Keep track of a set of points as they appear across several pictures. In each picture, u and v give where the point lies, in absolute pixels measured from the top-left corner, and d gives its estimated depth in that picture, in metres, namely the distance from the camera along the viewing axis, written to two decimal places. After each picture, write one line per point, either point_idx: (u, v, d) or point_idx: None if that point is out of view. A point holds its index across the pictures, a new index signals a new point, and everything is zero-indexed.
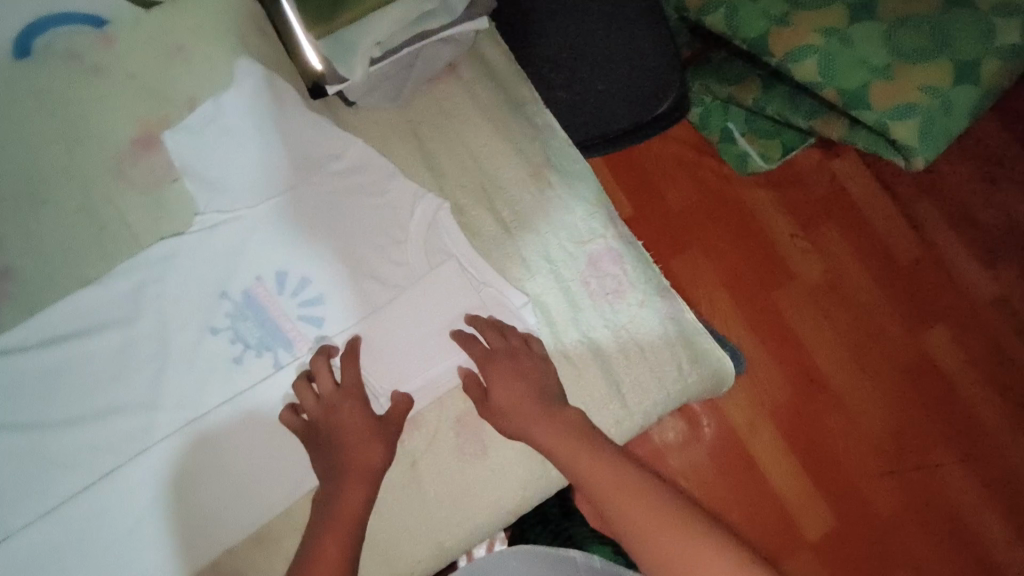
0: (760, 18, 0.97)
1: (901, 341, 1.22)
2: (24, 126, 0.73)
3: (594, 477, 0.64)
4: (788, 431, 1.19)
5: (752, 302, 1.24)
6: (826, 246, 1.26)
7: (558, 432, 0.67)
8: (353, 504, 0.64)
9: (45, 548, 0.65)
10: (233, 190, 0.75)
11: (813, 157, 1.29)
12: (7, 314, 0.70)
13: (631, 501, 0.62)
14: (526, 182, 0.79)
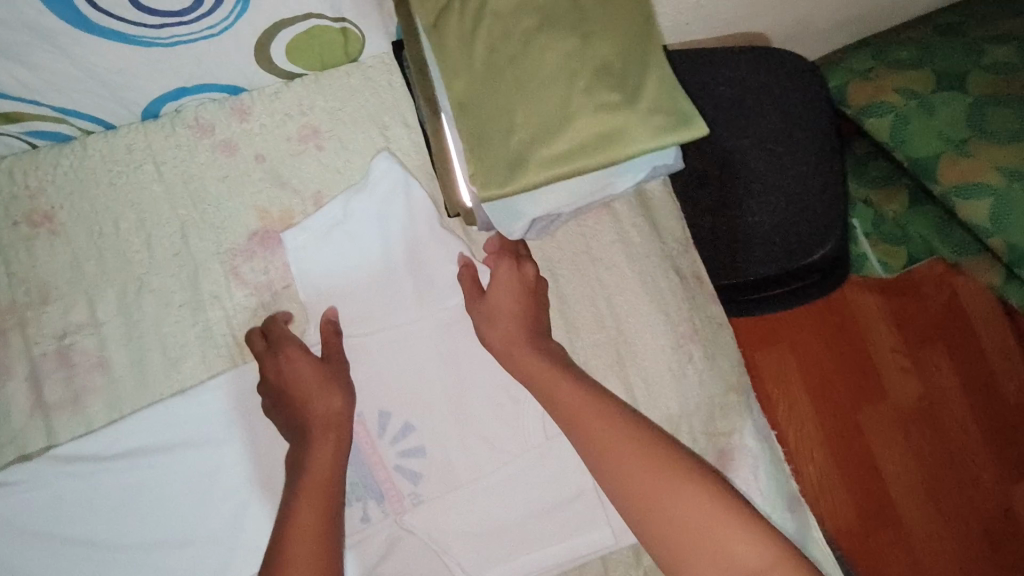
0: (930, 137, 0.88)
1: (976, 469, 1.34)
2: (140, 198, 0.66)
3: (569, 402, 0.58)
4: (852, 546, 1.30)
5: (848, 415, 1.34)
6: (929, 375, 1.36)
7: (545, 368, 0.61)
8: (325, 458, 0.58)
9: None
10: (347, 308, 0.67)
11: (938, 271, 1.38)
12: (95, 413, 0.63)
13: (607, 430, 0.56)
14: (665, 351, 0.70)
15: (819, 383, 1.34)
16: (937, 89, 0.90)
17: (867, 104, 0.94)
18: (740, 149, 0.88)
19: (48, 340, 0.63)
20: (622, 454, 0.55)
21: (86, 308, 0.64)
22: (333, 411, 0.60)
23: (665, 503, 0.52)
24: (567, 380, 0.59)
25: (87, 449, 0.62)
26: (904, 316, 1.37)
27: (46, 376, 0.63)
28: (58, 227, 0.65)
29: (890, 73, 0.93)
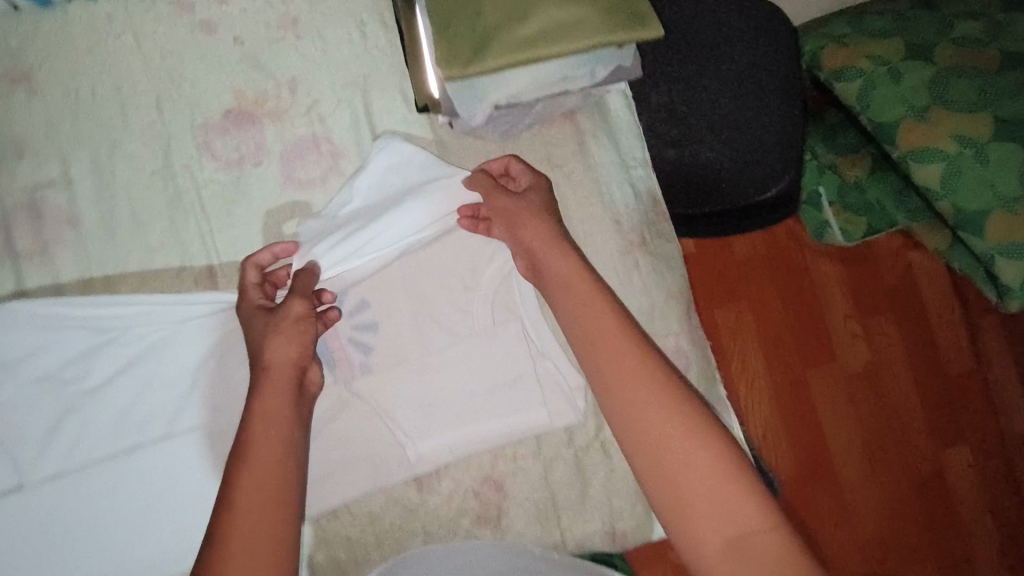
0: (893, 102, 0.91)
1: (923, 449, 1.32)
2: (117, 67, 0.69)
3: (609, 352, 0.53)
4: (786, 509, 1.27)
5: (792, 375, 1.31)
6: (876, 341, 1.34)
7: (573, 300, 0.57)
8: (270, 433, 0.53)
9: (57, 505, 0.65)
10: (316, 191, 0.71)
11: (895, 243, 1.36)
12: (62, 265, 0.67)
13: (637, 385, 0.50)
14: (612, 257, 0.75)
15: (772, 343, 1.32)
16: (906, 56, 0.92)
17: (841, 68, 0.95)
18: (708, 88, 0.90)
19: (22, 192, 0.67)
20: (650, 411, 0.49)
21: (59, 166, 0.67)
22: (282, 362, 0.57)
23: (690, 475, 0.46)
24: (612, 326, 0.54)
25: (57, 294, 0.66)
26: (856, 280, 1.35)
27: (19, 225, 0.67)
28: (34, 87, 0.67)
29: (861, 38, 0.95)
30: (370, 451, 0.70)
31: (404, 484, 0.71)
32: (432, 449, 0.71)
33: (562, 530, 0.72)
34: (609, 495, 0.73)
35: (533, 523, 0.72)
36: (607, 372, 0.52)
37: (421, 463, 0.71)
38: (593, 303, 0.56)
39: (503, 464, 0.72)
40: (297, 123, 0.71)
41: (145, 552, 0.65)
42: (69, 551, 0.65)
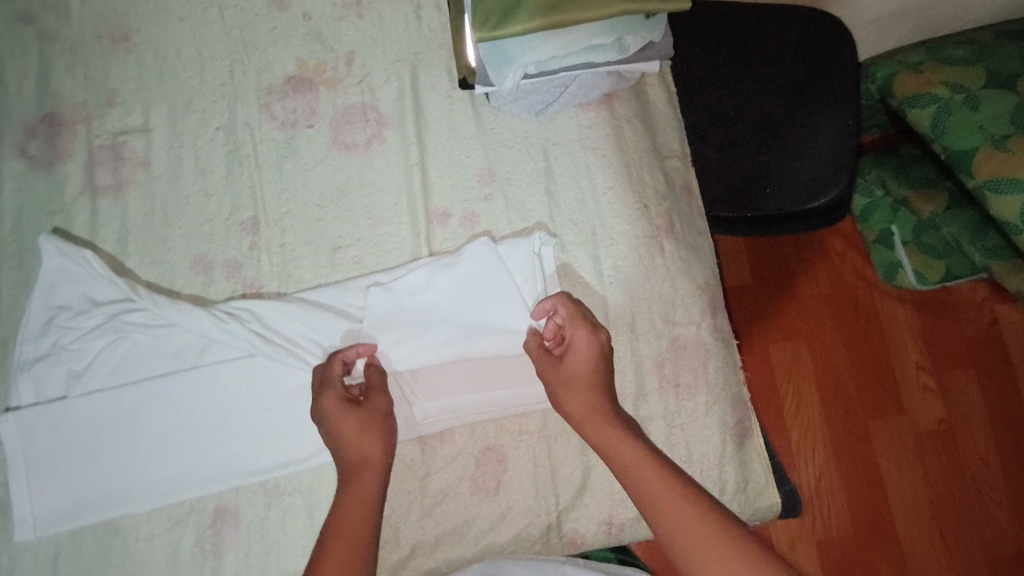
0: (971, 131, 0.89)
1: (1000, 527, 1.17)
2: (202, 35, 0.77)
3: (652, 485, 0.59)
4: (834, 567, 1.15)
5: (852, 420, 1.21)
6: (954, 396, 1.22)
7: (617, 440, 0.62)
8: (359, 517, 0.60)
9: (94, 419, 0.68)
10: (357, 153, 0.76)
11: (978, 295, 1.25)
12: (130, 202, 0.74)
13: (684, 518, 0.56)
14: (637, 240, 0.74)
15: (831, 386, 1.22)
16: (986, 86, 0.91)
17: (915, 94, 0.94)
18: (759, 92, 0.91)
19: (105, 133, 0.75)
20: (701, 544, 0.55)
21: (141, 115, 0.75)
22: (373, 458, 0.63)
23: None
24: (650, 464, 0.60)
25: (125, 227, 0.73)
26: (931, 327, 1.24)
27: (98, 162, 0.74)
28: (131, 46, 0.76)
29: (940, 67, 0.93)
30: None
31: (407, 444, 0.70)
32: (438, 410, 0.69)
33: (558, 514, 0.69)
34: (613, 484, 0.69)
35: (528, 503, 0.69)
36: (656, 503, 0.58)
37: (425, 424, 0.69)
38: (629, 447, 0.61)
39: (506, 437, 0.70)
40: (348, 91, 0.77)
41: (171, 471, 0.68)
42: (104, 463, 0.68)
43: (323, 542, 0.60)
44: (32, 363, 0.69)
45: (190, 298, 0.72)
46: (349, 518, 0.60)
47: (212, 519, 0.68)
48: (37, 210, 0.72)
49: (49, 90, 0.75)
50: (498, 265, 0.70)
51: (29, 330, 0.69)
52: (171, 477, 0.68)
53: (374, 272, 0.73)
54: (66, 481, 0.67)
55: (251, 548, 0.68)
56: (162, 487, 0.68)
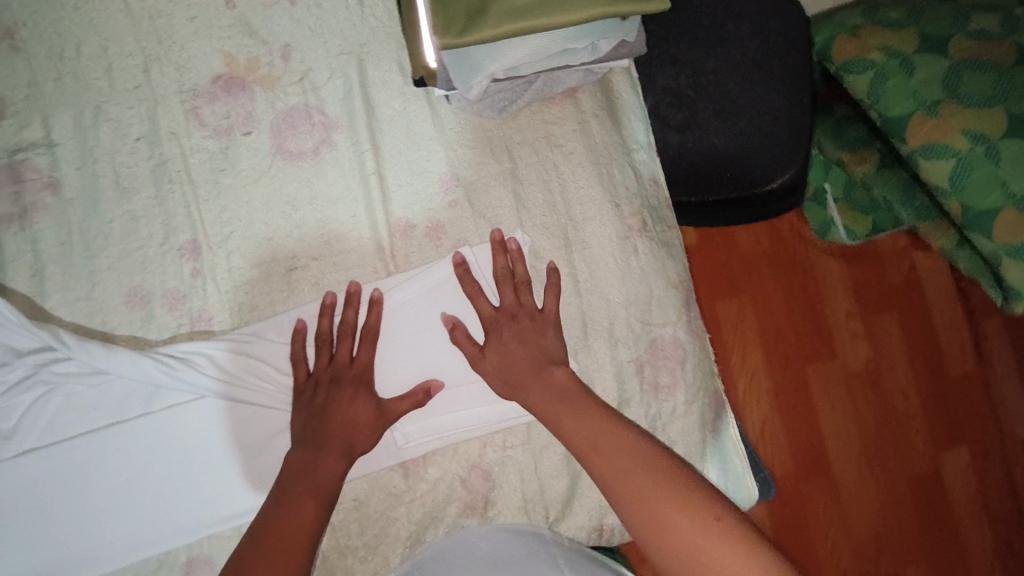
0: (905, 97, 0.83)
1: (917, 452, 1.27)
2: (106, 29, 0.66)
3: (585, 437, 0.58)
4: (780, 508, 1.22)
5: (791, 367, 1.26)
6: (878, 338, 1.29)
7: (550, 394, 0.62)
8: (332, 468, 0.60)
9: (33, 481, 0.62)
10: (305, 160, 0.68)
11: (901, 244, 1.31)
12: (41, 230, 0.64)
13: (620, 463, 0.55)
14: (611, 241, 0.72)
15: (772, 341, 1.26)
16: (920, 49, 0.84)
17: (852, 59, 0.87)
18: (714, 72, 0.87)
19: (2, 151, 0.64)
20: (620, 465, 0.55)
21: (42, 128, 0.65)
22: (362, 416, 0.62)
23: (659, 508, 0.51)
24: (571, 405, 0.60)
25: (39, 259, 0.64)
26: (860, 275, 1.30)
27: None
28: (20, 45, 0.65)
29: (877, 31, 0.86)
30: None
31: (388, 472, 0.67)
32: (421, 434, 0.67)
33: (549, 525, 0.69)
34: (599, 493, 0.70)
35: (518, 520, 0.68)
36: (583, 436, 0.58)
37: (409, 449, 0.67)
38: (551, 393, 0.62)
39: (491, 453, 0.68)
40: (287, 91, 0.69)
41: (130, 529, 0.63)
42: (48, 529, 0.62)
43: (293, 485, 0.58)
44: None
45: (129, 338, 0.65)
46: (320, 470, 0.59)
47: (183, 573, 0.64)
48: None
49: None
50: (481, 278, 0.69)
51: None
52: (130, 535, 0.63)
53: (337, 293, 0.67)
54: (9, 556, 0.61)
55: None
56: (120, 548, 0.62)
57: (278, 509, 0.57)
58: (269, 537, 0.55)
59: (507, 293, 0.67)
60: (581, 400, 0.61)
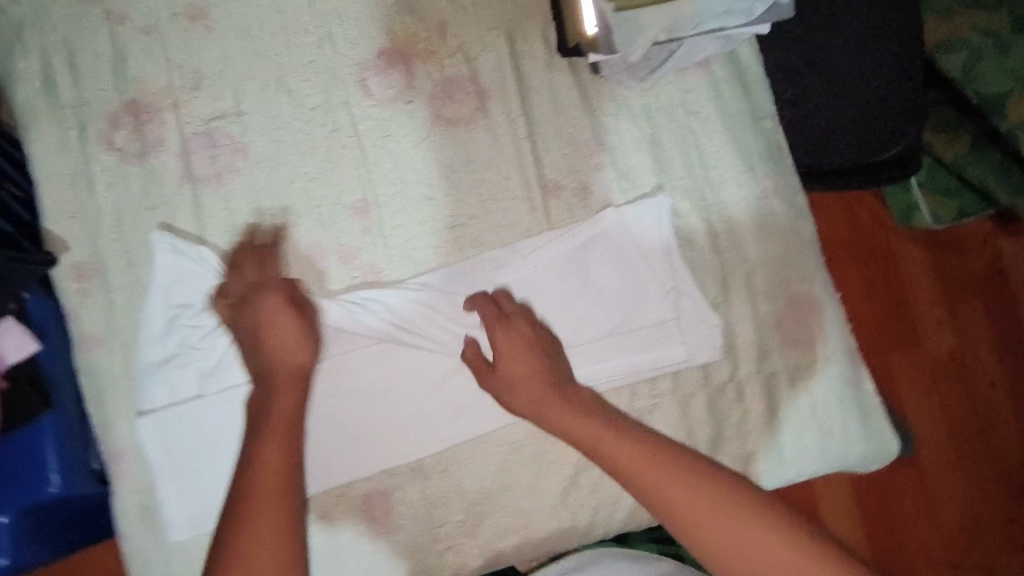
0: (1004, 77, 0.88)
1: (1007, 444, 1.21)
2: (284, 8, 0.72)
3: (620, 457, 0.63)
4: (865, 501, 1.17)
5: (876, 358, 1.20)
6: (964, 327, 1.23)
7: (563, 413, 0.66)
8: (279, 440, 0.63)
9: (235, 415, 0.69)
10: (463, 129, 0.74)
11: (986, 231, 1.24)
12: (232, 192, 0.71)
13: (661, 473, 0.62)
14: (749, 203, 0.76)
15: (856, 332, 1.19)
16: (1014, 30, 0.89)
17: (946, 41, 0.93)
18: (825, 48, 0.87)
19: (198, 120, 0.71)
20: (684, 506, 0.60)
21: (231, 99, 0.71)
22: (296, 360, 0.66)
23: (713, 532, 0.58)
24: (616, 436, 0.64)
25: (232, 218, 0.71)
26: (944, 262, 1.23)
27: (195, 153, 0.70)
28: (208, 23, 0.71)
29: (968, 11, 0.92)
30: None
31: None
32: (578, 379, 0.72)
33: None
34: (742, 439, 0.73)
35: None
36: (631, 459, 0.63)
37: None
38: (593, 421, 0.65)
39: (641, 401, 0.73)
40: (445, 63, 0.74)
41: (322, 459, 0.70)
42: None
43: (253, 431, 0.64)
44: (163, 368, 0.68)
45: (314, 288, 0.71)
46: (266, 450, 0.62)
47: (362, 505, 0.71)
48: (137, 205, 0.69)
49: (127, 75, 0.69)
50: (627, 236, 0.74)
51: (158, 329, 0.69)
52: (322, 465, 0.70)
53: (495, 250, 0.73)
54: (219, 479, 0.68)
55: (409, 530, 0.71)
56: (314, 476, 0.70)
57: (265, 466, 0.61)
58: (255, 496, 0.60)
59: (505, 304, 0.70)
60: (614, 425, 0.65)
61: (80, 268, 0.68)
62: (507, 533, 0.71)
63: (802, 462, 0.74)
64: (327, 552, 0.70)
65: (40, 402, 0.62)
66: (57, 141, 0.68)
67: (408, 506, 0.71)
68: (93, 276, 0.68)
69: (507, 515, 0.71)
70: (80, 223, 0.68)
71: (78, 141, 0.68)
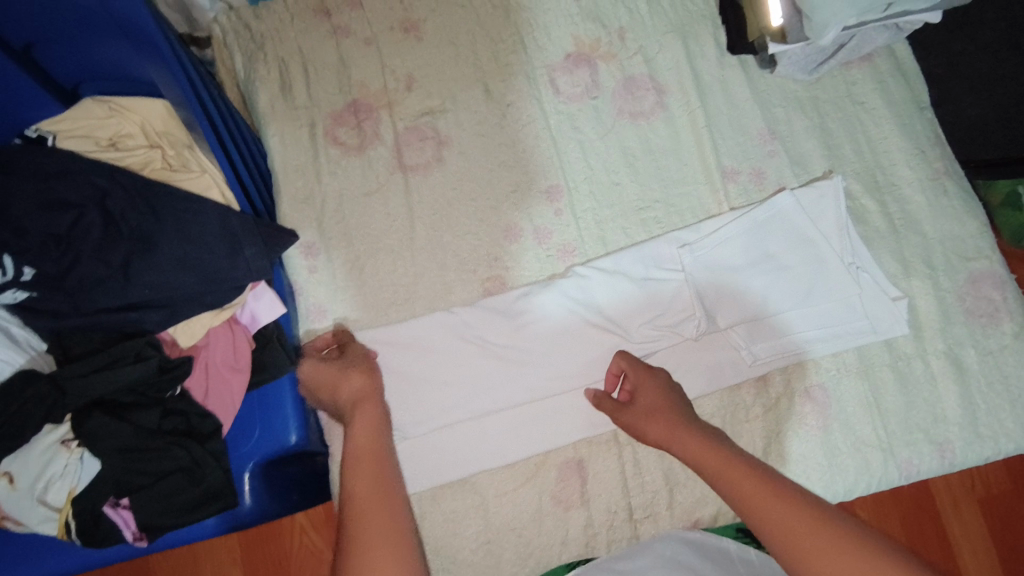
0: None
1: None
2: (484, 21, 0.83)
3: (753, 494, 0.53)
4: (998, 526, 0.97)
5: None
6: None
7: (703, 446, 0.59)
8: (367, 436, 0.55)
9: (436, 393, 0.72)
10: (643, 121, 0.81)
11: None
12: (439, 179, 0.78)
13: (799, 521, 0.49)
14: (919, 184, 0.80)
15: None
16: None
17: None
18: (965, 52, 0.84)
19: (411, 115, 0.79)
20: (802, 535, 0.48)
21: (440, 99, 0.80)
22: (360, 386, 0.61)
23: None
24: (754, 473, 0.54)
25: (439, 201, 0.77)
26: None
27: (407, 145, 0.78)
28: (421, 35, 0.82)
29: None
30: (708, 356, 0.75)
31: (734, 388, 0.75)
32: (768, 351, 0.74)
33: (889, 445, 0.73)
34: (934, 413, 0.74)
35: (862, 434, 0.74)
36: (753, 498, 0.52)
37: (758, 363, 0.74)
38: (726, 455, 0.57)
39: (826, 374, 0.75)
40: (626, 64, 0.82)
41: (524, 430, 0.72)
42: (453, 431, 0.72)
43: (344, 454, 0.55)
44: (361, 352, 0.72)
45: (513, 265, 0.76)
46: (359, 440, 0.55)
47: (557, 473, 0.72)
48: (357, 189, 0.77)
49: (350, 80, 0.79)
50: (804, 218, 0.76)
51: (378, 301, 0.74)
52: (524, 436, 0.72)
53: (677, 231, 0.78)
54: (426, 454, 0.71)
55: (608, 498, 0.72)
56: (518, 446, 0.72)
57: (356, 497, 0.50)
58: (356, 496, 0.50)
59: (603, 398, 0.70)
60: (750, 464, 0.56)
61: (309, 246, 0.75)
62: (704, 504, 0.73)
63: (1001, 439, 0.73)
64: (531, 521, 0.71)
65: (283, 359, 0.67)
66: (290, 136, 0.77)
67: (606, 473, 0.73)
68: (319, 253, 0.75)
69: (704, 486, 0.73)
70: (311, 205, 0.76)
71: (308, 137, 0.77)
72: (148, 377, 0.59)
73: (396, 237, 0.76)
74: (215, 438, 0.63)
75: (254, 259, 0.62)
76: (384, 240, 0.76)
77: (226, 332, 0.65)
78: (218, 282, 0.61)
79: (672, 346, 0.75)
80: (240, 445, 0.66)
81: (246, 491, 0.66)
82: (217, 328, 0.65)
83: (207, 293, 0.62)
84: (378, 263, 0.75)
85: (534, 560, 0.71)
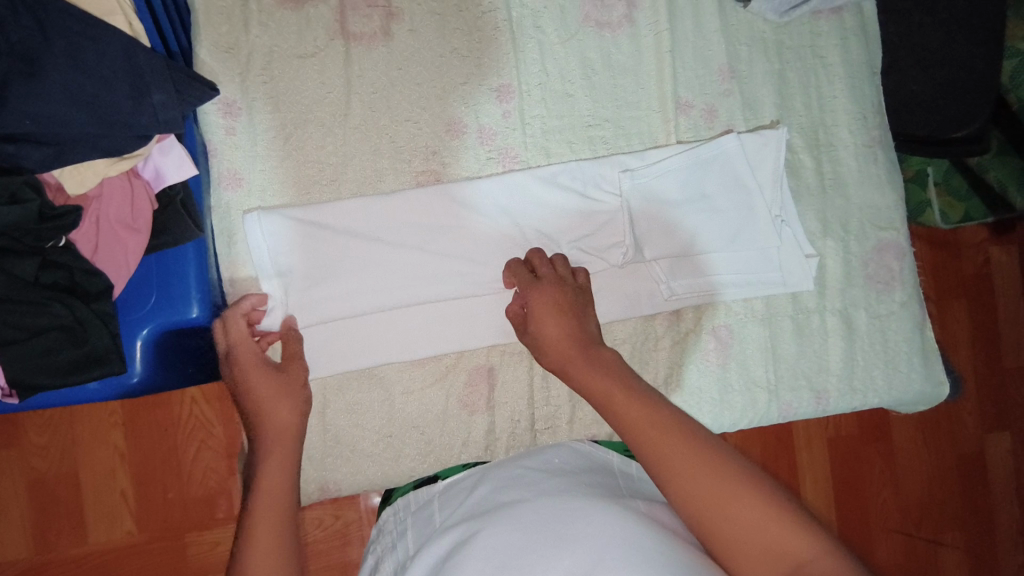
0: None
1: (969, 431, 1.14)
2: None
3: (627, 413, 0.53)
4: (839, 460, 1.10)
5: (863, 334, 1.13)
6: (947, 324, 1.13)
7: (590, 364, 0.59)
8: (278, 478, 0.54)
9: (360, 276, 0.70)
10: (607, 33, 0.77)
11: (981, 237, 1.13)
12: (383, 55, 0.71)
13: (667, 438, 0.50)
14: (854, 148, 0.82)
15: None
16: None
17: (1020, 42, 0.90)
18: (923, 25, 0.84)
19: None
20: (676, 453, 0.49)
21: None
22: (287, 419, 0.59)
23: (723, 507, 0.46)
24: (628, 395, 0.54)
25: (379, 81, 0.71)
26: (945, 258, 1.13)
27: (353, 9, 0.70)
28: None
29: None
30: (629, 280, 0.77)
31: (648, 317, 0.78)
32: (686, 288, 0.77)
33: (775, 387, 0.79)
34: (819, 363, 0.80)
35: (755, 375, 0.79)
36: (631, 416, 0.53)
37: (674, 297, 0.77)
38: (608, 380, 0.56)
39: (733, 316, 0.79)
40: None
41: (440, 331, 0.72)
42: (373, 319, 0.70)
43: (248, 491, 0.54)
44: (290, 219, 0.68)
45: (450, 163, 0.73)
46: (269, 478, 0.54)
47: (467, 377, 0.73)
48: (289, 50, 0.69)
49: None
50: (744, 161, 0.76)
51: (299, 178, 0.69)
52: (439, 336, 0.72)
53: (623, 154, 0.77)
54: (340, 334, 0.70)
55: (513, 406, 0.74)
56: (431, 345, 0.71)
57: (254, 535, 0.49)
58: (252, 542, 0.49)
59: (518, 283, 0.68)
60: (644, 398, 0.54)
61: (227, 104, 0.67)
62: (599, 423, 0.76)
63: (868, 392, 0.81)
64: (435, 420, 0.72)
65: (190, 222, 0.61)
66: None
67: (513, 383, 0.74)
68: (239, 114, 0.67)
69: None
70: (233, 58, 0.67)
71: None
72: (29, 220, 0.53)
73: (328, 110, 0.70)
74: (104, 298, 0.58)
75: (163, 108, 0.55)
76: (314, 113, 0.69)
77: (124, 185, 0.59)
78: (116, 125, 0.54)
79: (597, 269, 0.76)
80: (133, 310, 0.61)
81: (136, 358, 0.61)
82: (113, 179, 0.59)
83: (103, 138, 0.54)
84: (305, 136, 0.69)
85: (432, 457, 0.72)
